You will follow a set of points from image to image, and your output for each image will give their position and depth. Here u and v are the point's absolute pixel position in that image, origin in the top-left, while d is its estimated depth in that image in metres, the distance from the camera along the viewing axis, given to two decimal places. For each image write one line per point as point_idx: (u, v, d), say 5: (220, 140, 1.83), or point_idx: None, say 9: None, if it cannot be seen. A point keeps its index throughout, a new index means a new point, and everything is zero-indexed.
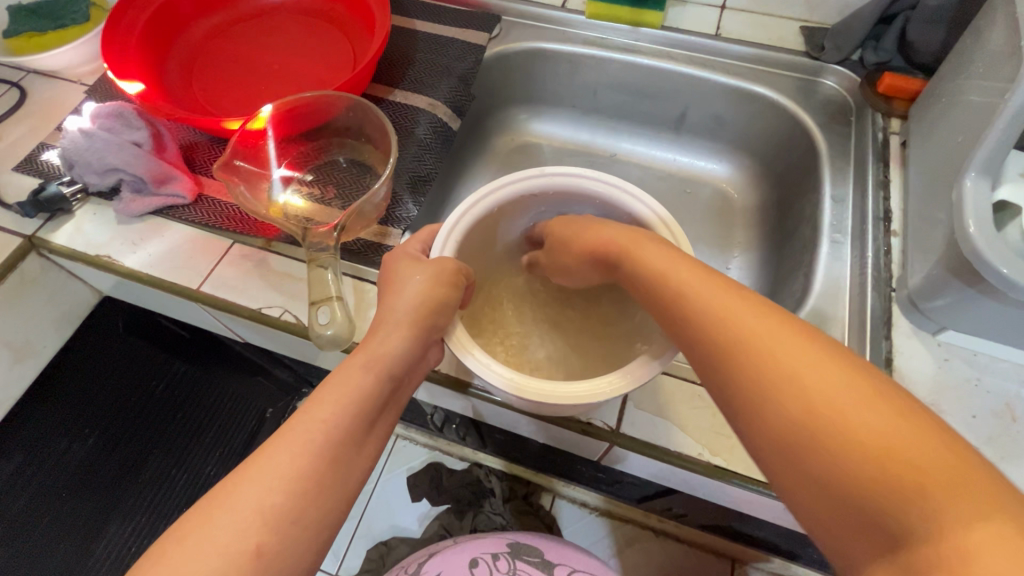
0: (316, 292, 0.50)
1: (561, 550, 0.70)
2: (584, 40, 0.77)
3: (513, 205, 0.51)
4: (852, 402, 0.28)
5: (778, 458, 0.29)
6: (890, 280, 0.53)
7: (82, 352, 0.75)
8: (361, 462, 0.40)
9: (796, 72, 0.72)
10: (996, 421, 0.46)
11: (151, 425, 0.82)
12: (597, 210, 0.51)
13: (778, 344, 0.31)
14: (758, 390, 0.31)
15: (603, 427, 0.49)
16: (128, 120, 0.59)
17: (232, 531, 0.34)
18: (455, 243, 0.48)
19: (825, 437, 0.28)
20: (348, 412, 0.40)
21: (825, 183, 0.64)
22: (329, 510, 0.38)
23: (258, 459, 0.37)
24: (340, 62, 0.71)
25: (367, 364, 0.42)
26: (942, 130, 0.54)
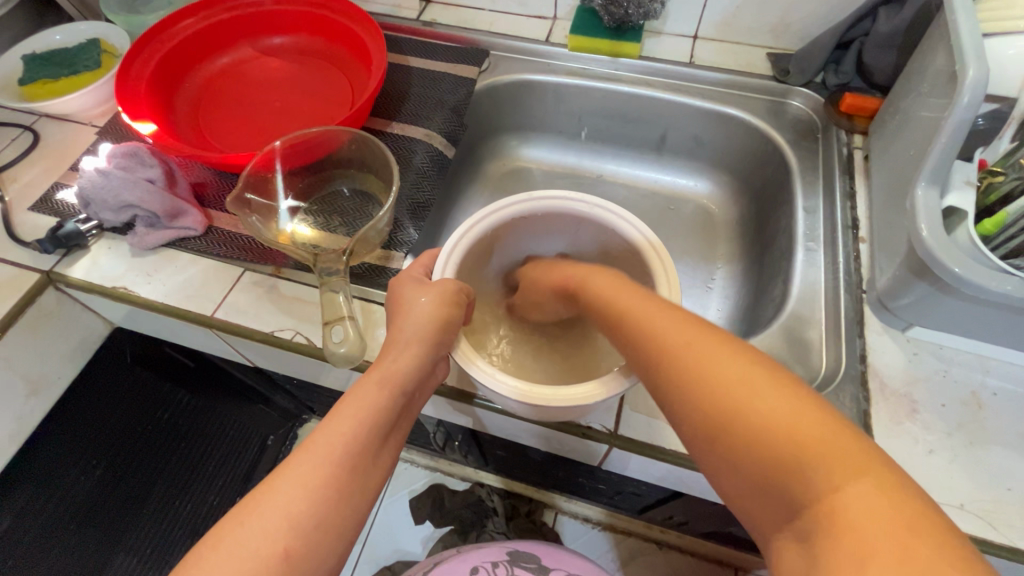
0: (329, 312, 0.53)
1: (558, 555, 0.72)
2: (568, 71, 0.82)
3: (509, 226, 0.54)
4: (760, 388, 0.32)
5: (675, 405, 0.36)
6: (860, 283, 0.58)
7: (91, 384, 0.74)
8: (376, 472, 0.43)
9: (766, 94, 0.78)
10: (964, 408, 0.50)
11: (155, 458, 0.83)
12: (587, 229, 0.55)
13: (702, 339, 0.37)
14: (654, 351, 0.38)
15: (601, 431, 0.52)
16: (142, 158, 0.62)
17: (262, 536, 0.37)
18: (455, 263, 0.51)
19: (701, 381, 0.34)
20: (366, 424, 0.43)
21: (797, 196, 0.69)
22: (349, 516, 0.40)
23: (282, 471, 0.40)
24: (338, 98, 0.76)
25: (381, 381, 0.45)
26: (899, 144, 0.60)
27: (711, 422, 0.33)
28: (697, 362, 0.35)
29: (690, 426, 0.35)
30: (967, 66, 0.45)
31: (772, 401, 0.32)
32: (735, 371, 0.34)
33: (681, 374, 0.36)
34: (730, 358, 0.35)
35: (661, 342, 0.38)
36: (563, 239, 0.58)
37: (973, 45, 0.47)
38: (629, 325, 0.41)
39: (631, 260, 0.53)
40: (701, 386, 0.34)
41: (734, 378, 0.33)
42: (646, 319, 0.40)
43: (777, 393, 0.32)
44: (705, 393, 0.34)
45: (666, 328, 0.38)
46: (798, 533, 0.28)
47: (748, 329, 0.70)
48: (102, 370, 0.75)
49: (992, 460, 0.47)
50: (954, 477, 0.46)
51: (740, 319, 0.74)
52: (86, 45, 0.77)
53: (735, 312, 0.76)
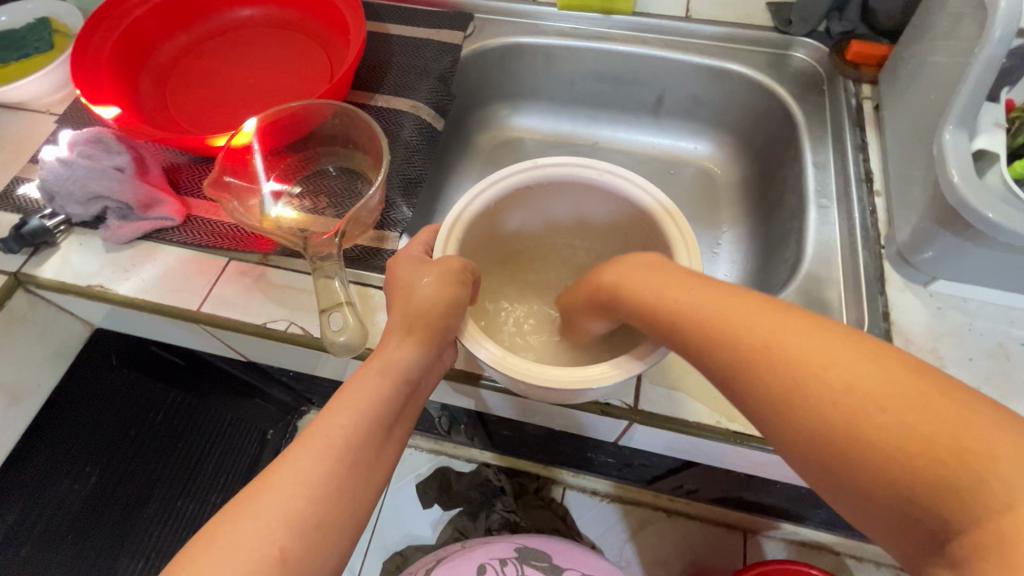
0: (324, 299, 0.50)
1: (572, 555, 0.71)
2: (557, 31, 0.78)
3: (511, 198, 0.51)
4: (882, 390, 0.29)
5: (777, 417, 0.32)
6: (878, 238, 0.55)
7: (80, 388, 0.71)
8: (380, 465, 0.40)
9: (767, 47, 0.74)
10: (992, 361, 0.48)
11: (152, 459, 0.81)
12: (596, 197, 0.52)
13: (797, 339, 0.33)
14: (751, 363, 0.34)
15: (621, 407, 0.49)
16: (108, 145, 0.58)
17: (257, 537, 0.34)
18: (457, 240, 0.48)
19: (804, 395, 0.31)
20: (366, 415, 0.40)
21: (805, 151, 0.66)
22: (351, 514, 0.37)
23: (278, 467, 0.37)
24: (316, 73, 0.71)
25: (383, 370, 0.42)
26: (914, 92, 0.57)
27: (826, 437, 0.30)
28: (803, 369, 0.32)
29: (804, 453, 0.31)
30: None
31: (900, 407, 0.28)
32: (853, 375, 0.30)
33: (784, 384, 0.32)
34: (844, 357, 0.31)
35: (750, 349, 0.34)
36: (569, 209, 0.55)
37: None
38: (699, 330, 0.37)
39: (644, 228, 0.50)
40: (814, 404, 0.31)
41: (861, 390, 0.30)
42: (737, 321, 0.35)
43: (908, 396, 0.28)
44: (815, 404, 0.31)
45: (742, 324, 0.35)
46: (956, 564, 0.26)
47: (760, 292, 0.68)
48: (89, 374, 0.72)
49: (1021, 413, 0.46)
50: None
51: (749, 283, 0.72)
52: (35, 26, 0.71)
53: (744, 276, 0.73)
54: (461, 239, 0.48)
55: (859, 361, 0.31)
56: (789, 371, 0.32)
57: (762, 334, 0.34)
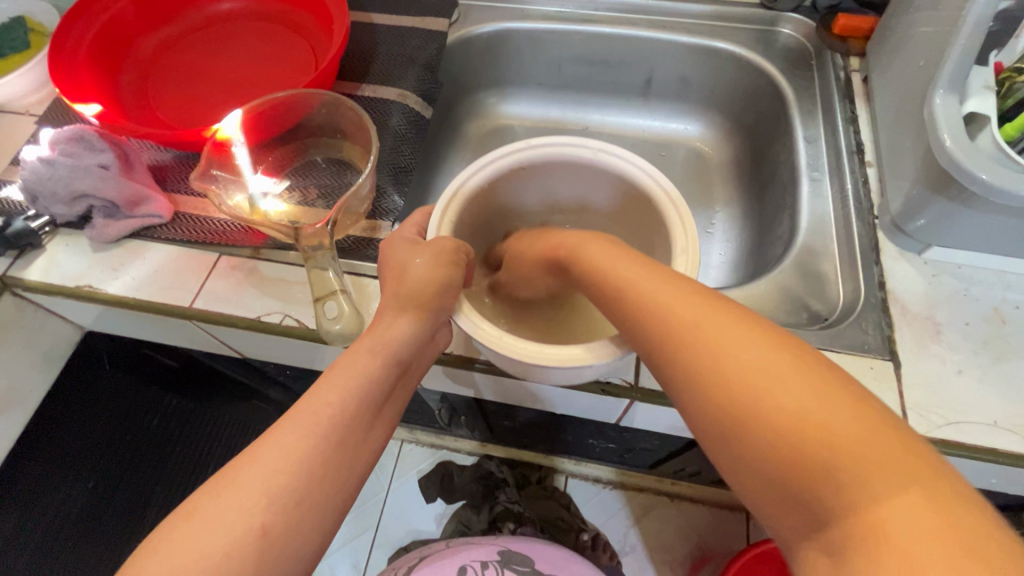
0: (318, 289, 0.50)
1: (551, 559, 0.72)
2: (544, 15, 0.77)
3: (506, 179, 0.50)
4: (784, 377, 0.30)
5: (689, 393, 0.33)
6: (871, 209, 0.55)
7: (75, 390, 0.70)
8: (368, 444, 0.40)
9: (754, 23, 0.74)
10: (988, 325, 0.48)
11: (151, 462, 0.80)
12: (589, 177, 0.51)
13: (716, 321, 0.34)
14: (671, 341, 0.35)
15: (621, 384, 0.49)
16: (90, 143, 0.57)
17: (238, 510, 0.34)
18: (450, 221, 0.47)
19: (715, 371, 0.32)
20: (354, 394, 0.39)
21: (795, 126, 0.66)
22: (337, 493, 0.37)
23: (263, 445, 0.37)
24: (300, 65, 0.70)
25: (373, 350, 0.42)
26: (902, 61, 0.57)
27: (727, 414, 0.31)
28: (718, 347, 0.32)
29: (710, 430, 0.32)
30: None
31: (797, 393, 0.29)
32: (760, 360, 0.31)
33: (698, 360, 0.33)
34: (756, 344, 0.32)
35: (671, 325, 0.35)
36: (563, 190, 0.54)
37: None
38: (629, 301, 0.37)
39: (638, 207, 0.50)
40: (726, 381, 0.31)
41: (774, 378, 0.30)
42: (662, 299, 0.36)
43: (806, 383, 0.29)
44: (721, 381, 0.32)
45: (671, 301, 0.36)
46: (828, 546, 0.26)
47: (756, 270, 0.68)
48: (83, 377, 0.71)
49: (1017, 375, 0.46)
50: (985, 395, 0.45)
51: (744, 262, 0.72)
52: (10, 25, 0.69)
53: (739, 254, 0.73)
54: (456, 221, 0.48)
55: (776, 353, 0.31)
56: (705, 347, 0.33)
57: (685, 315, 0.35)
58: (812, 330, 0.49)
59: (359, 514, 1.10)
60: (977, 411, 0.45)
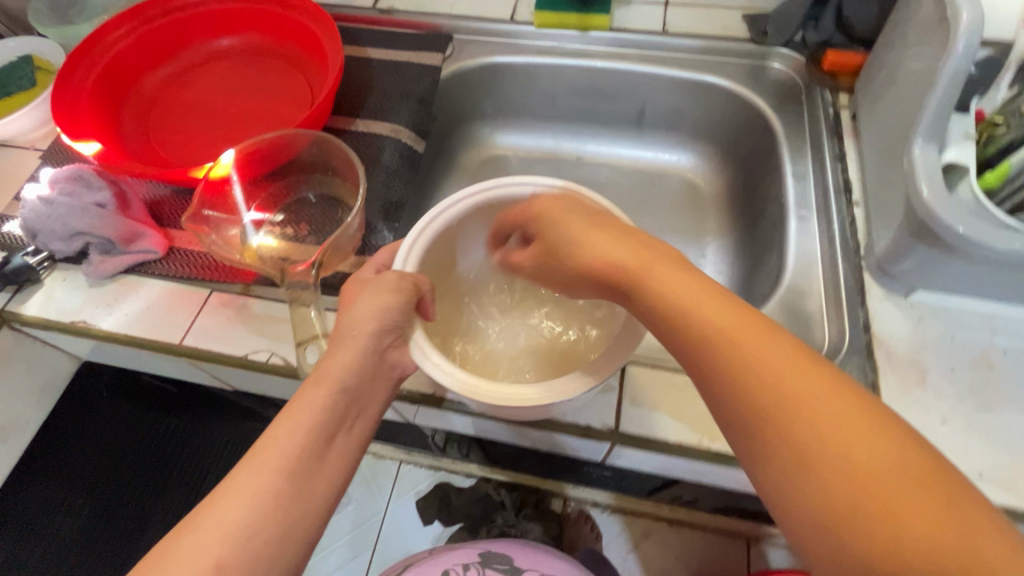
0: (301, 330, 0.52)
1: (532, 556, 0.72)
2: (537, 50, 0.78)
3: (475, 215, 0.51)
4: (857, 446, 0.27)
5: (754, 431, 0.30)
6: (858, 249, 0.55)
7: (72, 412, 0.78)
8: (324, 478, 0.39)
9: (744, 58, 0.74)
10: (975, 371, 0.48)
11: (154, 486, 0.78)
12: None
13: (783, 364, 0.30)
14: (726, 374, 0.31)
15: (600, 429, 0.48)
16: (88, 181, 0.59)
17: (195, 549, 0.35)
18: (417, 256, 0.48)
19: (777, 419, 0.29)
20: (304, 428, 0.40)
21: (785, 162, 0.66)
22: (296, 528, 0.37)
23: (221, 490, 0.37)
24: (299, 100, 0.71)
25: (317, 382, 0.42)
26: (889, 99, 0.57)
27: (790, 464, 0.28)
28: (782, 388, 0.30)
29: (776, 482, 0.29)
30: (959, 10, 0.43)
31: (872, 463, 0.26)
32: (831, 418, 0.28)
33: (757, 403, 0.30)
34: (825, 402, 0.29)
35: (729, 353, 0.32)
36: None
37: None
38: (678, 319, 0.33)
39: None
40: (790, 429, 0.28)
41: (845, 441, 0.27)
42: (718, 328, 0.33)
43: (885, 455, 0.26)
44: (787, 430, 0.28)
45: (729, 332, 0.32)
46: None
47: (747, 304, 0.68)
48: (82, 402, 0.79)
49: (1003, 425, 0.45)
50: (970, 444, 0.45)
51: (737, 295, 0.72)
52: (17, 63, 0.71)
53: (732, 286, 0.73)
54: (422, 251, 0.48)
55: (844, 403, 0.28)
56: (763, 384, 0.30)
57: (743, 346, 0.31)
58: None
59: (358, 534, 1.10)
60: (960, 462, 0.44)
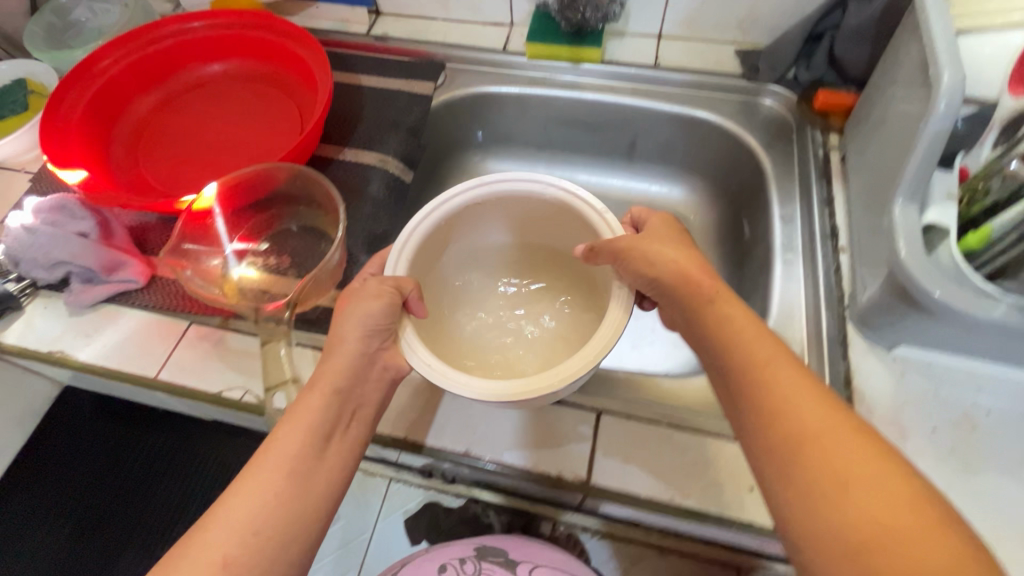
0: (272, 375, 0.50)
1: (525, 548, 0.70)
2: (530, 80, 0.78)
3: (467, 213, 0.51)
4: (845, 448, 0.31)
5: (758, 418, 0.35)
6: (842, 298, 0.55)
7: (56, 431, 0.80)
8: (324, 477, 0.40)
9: (736, 94, 0.74)
10: (956, 431, 0.47)
11: (134, 506, 0.76)
12: (550, 214, 0.51)
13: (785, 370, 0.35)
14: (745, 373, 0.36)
15: (573, 480, 0.47)
16: (72, 211, 0.59)
17: (209, 546, 0.36)
18: (409, 255, 0.48)
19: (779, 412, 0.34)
20: (305, 430, 0.41)
21: (773, 203, 0.65)
22: (300, 525, 0.38)
23: (227, 496, 0.38)
24: (289, 127, 0.71)
25: (319, 387, 0.43)
26: (877, 145, 0.56)
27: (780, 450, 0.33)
28: (773, 387, 0.35)
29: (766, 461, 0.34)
30: (941, 70, 0.42)
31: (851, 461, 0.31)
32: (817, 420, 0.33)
33: (756, 389, 0.35)
34: (812, 404, 0.33)
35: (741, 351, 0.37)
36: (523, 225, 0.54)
37: (948, 44, 0.43)
38: (712, 320, 0.39)
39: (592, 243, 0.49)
40: (782, 423, 0.33)
41: (828, 438, 0.32)
42: (742, 333, 0.38)
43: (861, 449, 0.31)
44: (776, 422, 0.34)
45: (747, 334, 0.37)
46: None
47: None
48: (67, 421, 0.81)
49: (982, 491, 0.44)
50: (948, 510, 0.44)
51: None
52: (11, 87, 0.71)
53: None
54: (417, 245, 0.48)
55: (826, 404, 0.33)
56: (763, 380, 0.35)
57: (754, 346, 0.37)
58: None
59: (344, 552, 1.07)
60: None
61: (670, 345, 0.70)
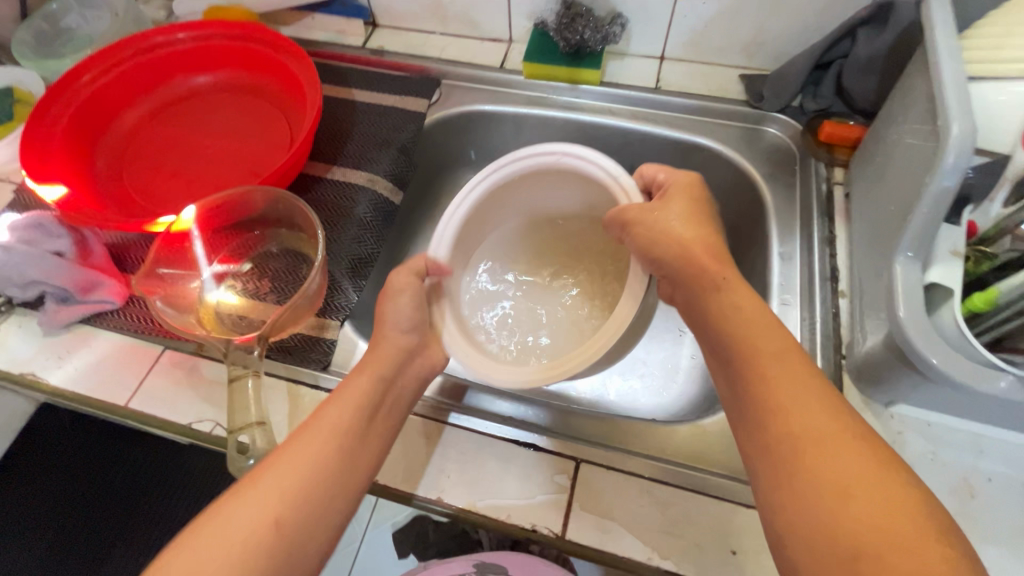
0: (236, 419, 0.46)
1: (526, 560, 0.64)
2: (526, 100, 0.76)
3: (503, 190, 0.59)
4: (833, 448, 0.34)
5: (756, 410, 0.38)
6: (839, 346, 0.53)
7: (47, 439, 0.84)
8: (366, 453, 0.44)
9: (739, 120, 0.71)
10: (955, 499, 0.44)
11: (124, 511, 0.80)
12: (573, 180, 0.58)
13: (781, 365, 0.39)
14: (742, 363, 0.40)
15: (547, 535, 0.45)
16: (48, 230, 0.58)
17: (257, 508, 0.38)
18: (453, 231, 0.56)
19: (773, 405, 0.37)
20: (351, 408, 0.45)
21: (773, 239, 0.62)
22: (344, 491, 0.41)
23: (276, 463, 0.41)
24: (277, 142, 0.69)
25: (366, 372, 0.47)
26: (881, 186, 0.54)
27: (773, 445, 0.36)
28: (767, 379, 0.38)
29: (760, 452, 0.37)
30: (949, 120, 0.39)
31: (837, 459, 0.33)
32: (808, 416, 0.36)
33: (751, 380, 0.39)
34: (805, 402, 0.36)
35: (739, 333, 0.42)
36: (552, 198, 0.62)
37: (958, 91, 0.40)
38: (718, 304, 0.44)
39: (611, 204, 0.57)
40: (777, 414, 0.37)
41: (817, 436, 0.35)
42: (745, 324, 0.42)
43: (846, 447, 0.34)
44: (771, 415, 0.37)
45: (747, 327, 0.42)
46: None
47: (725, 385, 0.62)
48: (57, 430, 0.84)
49: None
50: None
51: None
52: None
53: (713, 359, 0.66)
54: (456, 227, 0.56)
55: (816, 398, 0.36)
56: (757, 368, 0.39)
57: (752, 333, 0.41)
58: None
59: None
60: None
61: (660, 379, 0.67)
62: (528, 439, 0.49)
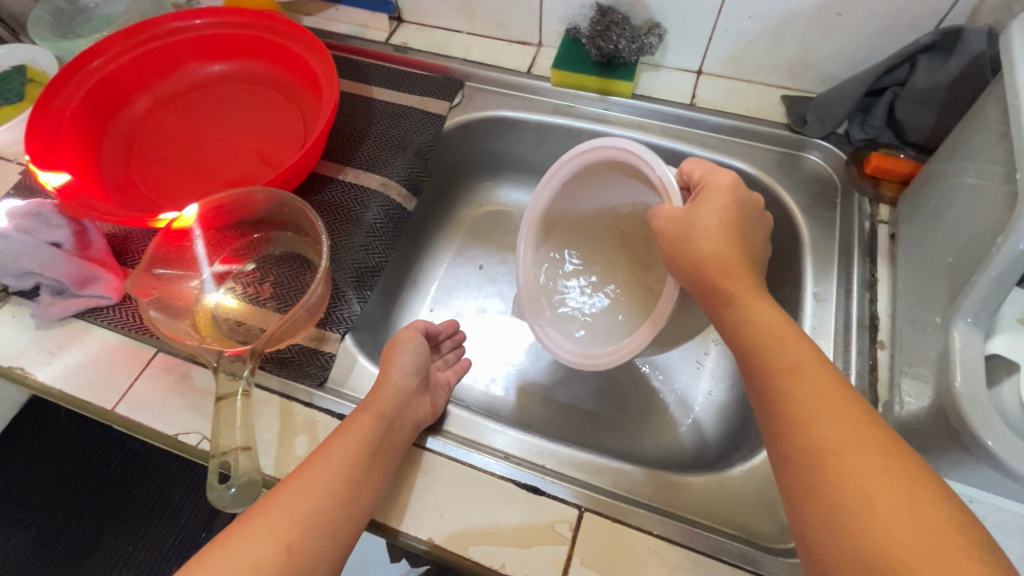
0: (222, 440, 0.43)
1: None
2: (552, 108, 0.72)
3: (565, 188, 0.60)
4: (868, 474, 0.29)
5: (782, 429, 0.34)
6: (875, 404, 0.48)
7: (36, 430, 0.86)
8: (368, 490, 0.42)
9: (778, 144, 0.66)
10: None
11: (108, 502, 0.81)
12: (626, 175, 0.56)
13: (814, 380, 0.34)
14: (766, 375, 0.36)
15: None
16: (46, 219, 0.55)
17: (263, 537, 0.36)
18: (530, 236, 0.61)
19: (804, 422, 0.33)
20: (356, 442, 0.43)
21: (807, 279, 0.58)
22: (346, 525, 0.39)
23: (280, 492, 0.39)
24: (290, 137, 0.67)
25: (367, 408, 0.46)
26: (933, 232, 0.49)
27: (802, 469, 0.32)
28: (796, 393, 0.34)
29: (791, 478, 0.32)
30: None
31: (876, 486, 0.29)
32: (840, 437, 0.31)
33: (776, 393, 0.35)
34: (838, 422, 0.32)
35: (768, 341, 0.37)
36: (610, 194, 0.60)
37: None
38: (745, 319, 0.39)
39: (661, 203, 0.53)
40: (805, 430, 0.32)
41: (850, 460, 0.30)
42: (774, 334, 0.37)
43: (884, 472, 0.29)
44: (799, 431, 0.33)
45: (779, 339, 0.37)
46: None
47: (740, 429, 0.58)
48: (46, 422, 0.87)
49: None
50: None
51: (735, 409, 0.61)
52: (9, 73, 0.68)
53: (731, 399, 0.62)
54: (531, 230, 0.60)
55: (849, 415, 0.32)
56: (785, 375, 0.35)
57: (781, 343, 0.37)
58: (772, 555, 0.43)
59: None
60: None
61: (670, 418, 0.63)
62: (527, 481, 0.46)
